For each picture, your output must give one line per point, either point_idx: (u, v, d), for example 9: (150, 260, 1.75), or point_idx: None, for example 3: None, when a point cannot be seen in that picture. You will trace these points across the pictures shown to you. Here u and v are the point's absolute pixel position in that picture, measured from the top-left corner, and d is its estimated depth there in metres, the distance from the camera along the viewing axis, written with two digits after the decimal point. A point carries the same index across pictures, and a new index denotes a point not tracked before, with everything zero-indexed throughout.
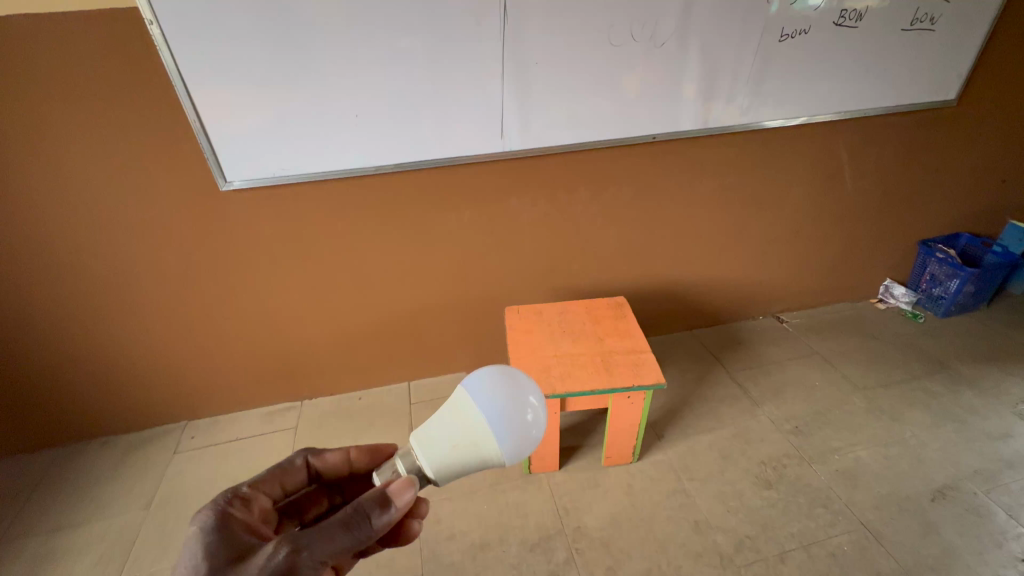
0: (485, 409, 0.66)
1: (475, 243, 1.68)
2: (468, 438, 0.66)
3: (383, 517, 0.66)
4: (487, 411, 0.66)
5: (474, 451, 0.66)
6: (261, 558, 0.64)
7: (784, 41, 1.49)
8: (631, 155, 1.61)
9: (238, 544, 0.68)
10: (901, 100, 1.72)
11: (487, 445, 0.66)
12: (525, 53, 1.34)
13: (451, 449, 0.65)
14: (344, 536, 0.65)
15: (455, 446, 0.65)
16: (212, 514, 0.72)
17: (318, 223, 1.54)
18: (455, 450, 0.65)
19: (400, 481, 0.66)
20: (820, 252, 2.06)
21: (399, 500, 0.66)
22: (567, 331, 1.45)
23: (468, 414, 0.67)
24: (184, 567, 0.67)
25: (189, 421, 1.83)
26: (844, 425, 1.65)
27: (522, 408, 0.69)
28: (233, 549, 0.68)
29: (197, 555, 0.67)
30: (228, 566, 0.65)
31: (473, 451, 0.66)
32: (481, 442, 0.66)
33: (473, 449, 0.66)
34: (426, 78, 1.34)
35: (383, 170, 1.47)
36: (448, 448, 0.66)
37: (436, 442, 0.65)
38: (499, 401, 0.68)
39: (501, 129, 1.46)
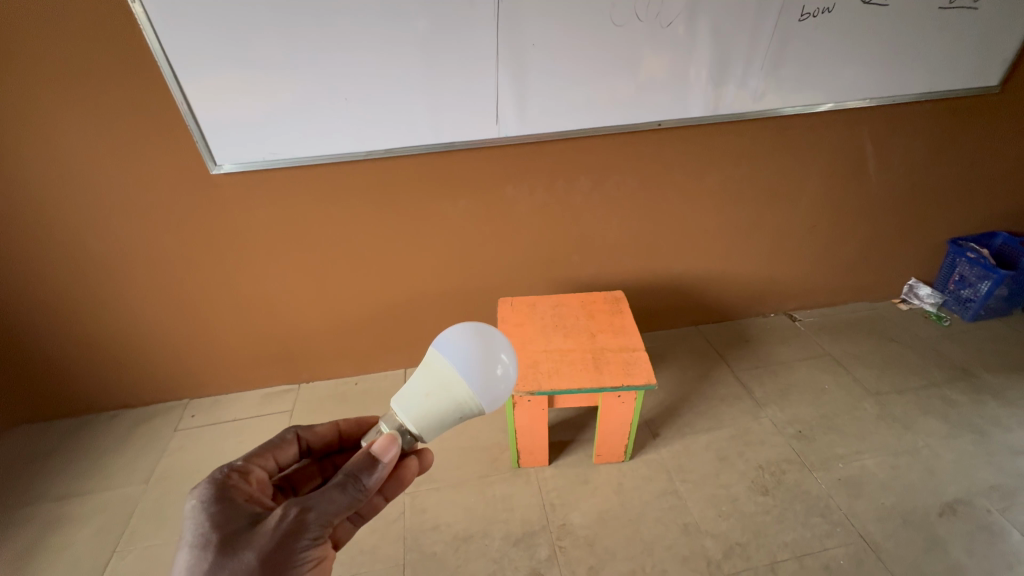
0: (455, 359, 0.75)
1: (472, 232, 1.65)
2: (441, 388, 0.74)
3: (373, 477, 0.75)
4: (456, 362, 0.75)
5: (447, 400, 0.74)
6: (271, 522, 0.73)
7: (804, 21, 1.38)
8: (635, 143, 1.53)
9: (246, 512, 0.76)
10: (934, 86, 1.58)
11: (458, 393, 0.74)
12: (522, 33, 1.28)
13: (426, 399, 0.74)
14: (343, 495, 0.75)
15: (429, 395, 0.74)
16: (214, 489, 0.78)
17: (311, 208, 1.53)
18: (430, 400, 0.74)
19: (383, 438, 0.75)
20: (838, 248, 1.95)
21: (386, 458, 0.75)
22: (559, 325, 1.41)
23: (441, 369, 0.76)
24: (197, 537, 0.73)
25: (191, 399, 1.87)
26: (851, 431, 1.58)
27: (490, 361, 0.77)
28: (241, 515, 0.76)
29: (209, 524, 0.74)
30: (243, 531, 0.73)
31: (446, 400, 0.74)
32: (452, 390, 0.74)
33: (445, 399, 0.74)
34: (418, 61, 1.29)
35: (376, 155, 1.43)
36: (423, 399, 0.74)
37: (411, 393, 0.74)
38: (468, 353, 0.76)
39: (496, 114, 1.40)
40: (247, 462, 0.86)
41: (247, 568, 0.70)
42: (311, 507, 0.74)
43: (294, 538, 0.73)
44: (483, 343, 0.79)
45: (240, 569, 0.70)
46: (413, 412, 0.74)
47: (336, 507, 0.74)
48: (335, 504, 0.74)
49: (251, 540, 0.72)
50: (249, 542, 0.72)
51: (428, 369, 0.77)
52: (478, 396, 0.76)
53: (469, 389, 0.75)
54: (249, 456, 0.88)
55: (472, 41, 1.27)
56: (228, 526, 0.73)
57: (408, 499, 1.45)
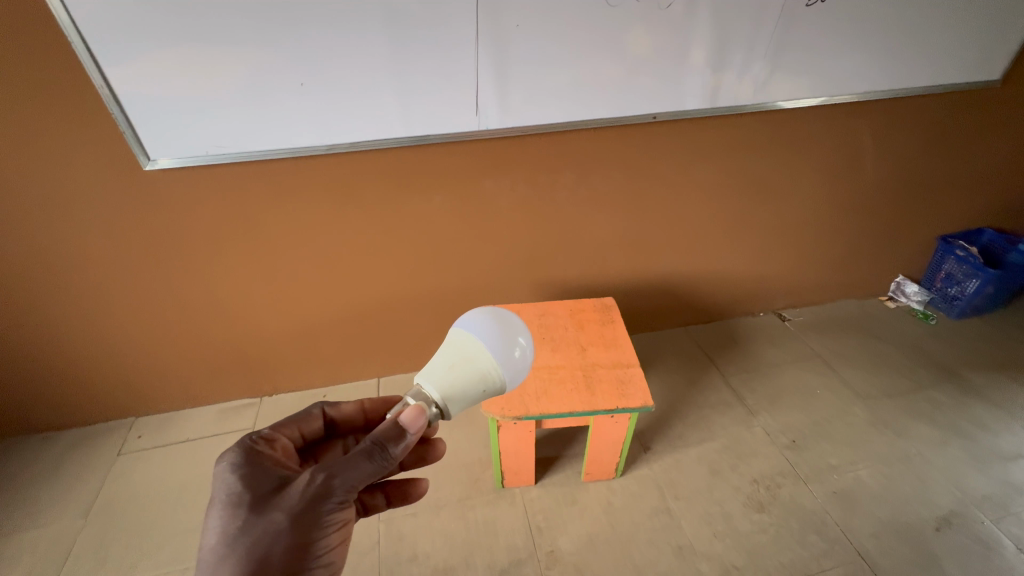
0: (478, 335, 0.76)
1: (449, 232, 1.49)
2: (467, 362, 0.74)
3: (399, 446, 0.71)
4: (480, 338, 0.76)
5: (473, 375, 0.73)
6: (298, 486, 0.72)
7: (812, 5, 1.26)
8: (627, 135, 1.40)
9: (271, 476, 0.74)
10: (938, 79, 1.50)
11: (483, 368, 0.74)
12: (504, 10, 1.12)
13: (451, 373, 0.73)
14: (369, 464, 0.72)
15: (455, 369, 0.73)
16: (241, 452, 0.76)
17: (264, 207, 1.34)
18: (456, 373, 0.73)
19: (410, 408, 0.70)
20: (830, 246, 1.88)
21: (413, 431, 0.70)
22: (546, 339, 1.29)
23: (464, 346, 0.77)
24: (224, 498, 0.73)
25: (138, 417, 1.68)
26: (843, 439, 1.53)
27: (510, 341, 0.79)
28: (268, 479, 0.74)
29: (236, 486, 0.73)
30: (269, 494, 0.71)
31: (471, 376, 0.73)
32: (477, 365, 0.74)
33: (471, 374, 0.73)
34: (385, 39, 1.11)
35: (338, 148, 1.26)
36: (449, 373, 0.73)
37: (436, 367, 0.72)
38: (489, 331, 0.78)
39: (475, 103, 1.24)
40: (275, 431, 0.83)
41: (275, 529, 0.69)
42: (336, 474, 0.71)
43: (321, 503, 0.71)
44: (502, 324, 0.81)
45: (269, 530, 0.69)
46: (438, 387, 0.72)
47: (362, 476, 0.72)
48: (361, 472, 0.71)
49: (279, 502, 0.71)
50: (276, 504, 0.70)
51: (450, 346, 0.76)
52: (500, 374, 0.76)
53: (493, 364, 0.75)
54: (275, 424, 0.84)
55: (447, 19, 1.10)
56: (256, 489, 0.72)
57: (383, 527, 1.33)
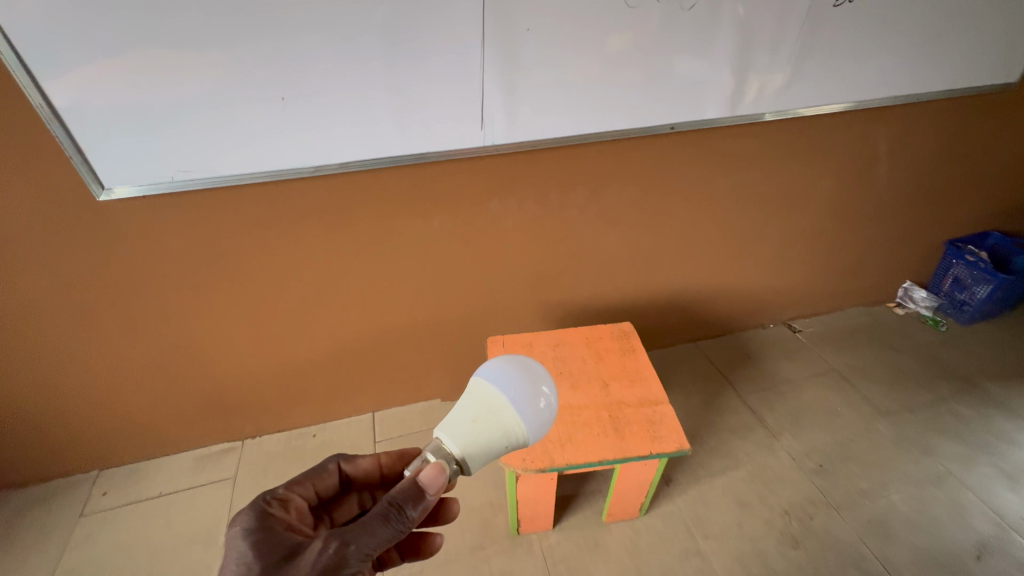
0: (501, 384, 0.68)
1: (448, 256, 1.35)
2: (488, 414, 0.66)
3: (418, 508, 0.66)
4: (502, 386, 0.68)
5: (495, 427, 0.66)
6: (312, 553, 0.67)
7: (839, 6, 1.17)
8: (642, 148, 1.29)
9: (282, 544, 0.68)
10: (959, 82, 1.43)
11: (505, 421, 0.66)
12: (513, 12, 0.99)
13: (472, 426, 0.65)
14: (387, 527, 0.67)
15: (476, 422, 0.65)
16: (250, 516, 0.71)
17: (240, 236, 1.18)
18: (477, 426, 0.65)
19: (430, 467, 0.63)
20: (843, 255, 1.81)
21: (431, 494, 0.65)
22: (564, 375, 1.18)
23: (487, 394, 0.69)
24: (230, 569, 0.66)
25: (102, 470, 1.50)
26: (871, 460, 1.46)
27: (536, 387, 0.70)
28: (277, 547, 0.69)
29: (243, 556, 0.67)
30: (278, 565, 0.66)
31: (494, 429, 0.66)
32: (499, 416, 0.66)
33: (493, 427, 0.66)
34: (378, 47, 0.97)
35: (326, 170, 1.12)
36: (469, 425, 0.65)
37: (456, 419, 0.65)
38: (512, 378, 0.69)
39: (480, 116, 1.11)
40: (288, 487, 0.78)
41: None
42: (352, 539, 0.67)
43: (334, 573, 0.66)
44: (526, 367, 0.72)
45: None
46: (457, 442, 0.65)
47: (379, 540, 0.67)
48: (379, 536, 0.67)
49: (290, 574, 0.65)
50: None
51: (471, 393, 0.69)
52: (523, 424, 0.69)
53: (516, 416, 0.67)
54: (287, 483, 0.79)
55: (450, 24, 0.98)
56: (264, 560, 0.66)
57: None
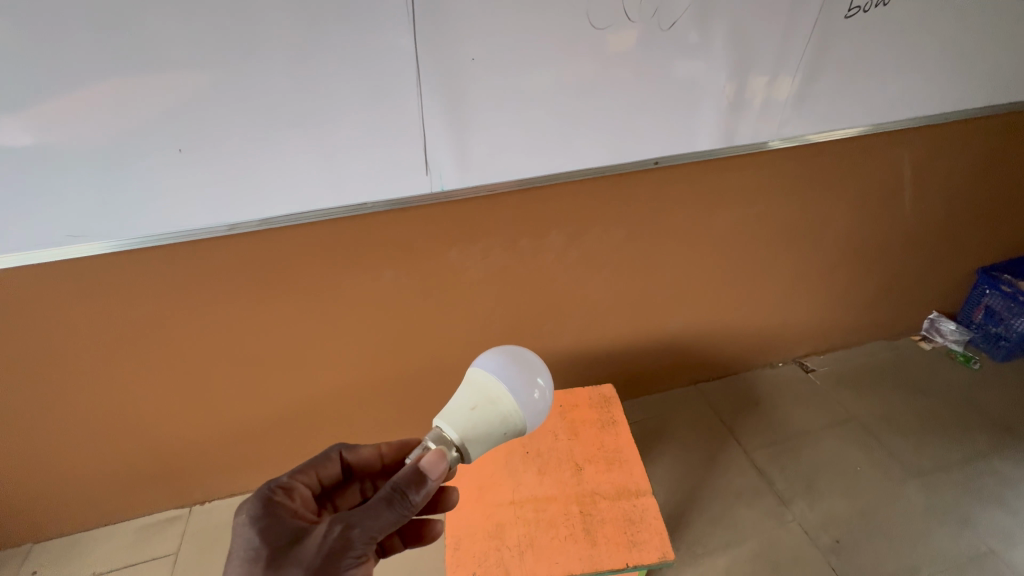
0: (497, 372, 0.66)
1: (403, 310, 1.18)
2: (486, 400, 0.63)
3: (420, 493, 0.58)
4: (498, 375, 0.66)
5: (493, 414, 0.62)
6: (315, 541, 0.59)
7: (852, 17, 0.99)
8: (623, 185, 1.12)
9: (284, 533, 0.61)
10: (997, 96, 1.23)
11: (505, 406, 0.63)
12: (454, 39, 0.84)
13: (469, 415, 0.61)
14: (391, 512, 0.59)
15: (473, 410, 0.61)
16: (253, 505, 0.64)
17: (155, 300, 1.03)
18: (475, 413, 0.61)
19: (429, 454, 0.58)
20: (860, 287, 1.61)
21: (433, 479, 0.58)
22: (530, 456, 1.01)
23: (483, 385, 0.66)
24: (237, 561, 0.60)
25: (34, 543, 1.36)
26: (898, 535, 1.26)
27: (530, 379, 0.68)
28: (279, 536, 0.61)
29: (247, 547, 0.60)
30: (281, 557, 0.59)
31: (492, 417, 0.62)
32: (497, 403, 0.63)
33: (490, 414, 0.62)
34: (293, 84, 0.83)
35: (245, 228, 0.96)
36: (468, 413, 0.61)
37: (453, 407, 0.61)
38: (507, 368, 0.67)
39: (424, 160, 0.95)
40: (293, 475, 0.69)
41: None
42: (353, 525, 0.59)
43: (338, 559, 0.58)
44: (520, 360, 0.71)
45: None
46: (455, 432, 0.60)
47: (383, 526, 0.59)
48: (384, 521, 0.59)
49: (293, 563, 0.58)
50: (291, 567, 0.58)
51: (467, 386, 0.66)
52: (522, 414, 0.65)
53: (514, 403, 0.64)
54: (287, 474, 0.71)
55: (379, 56, 0.83)
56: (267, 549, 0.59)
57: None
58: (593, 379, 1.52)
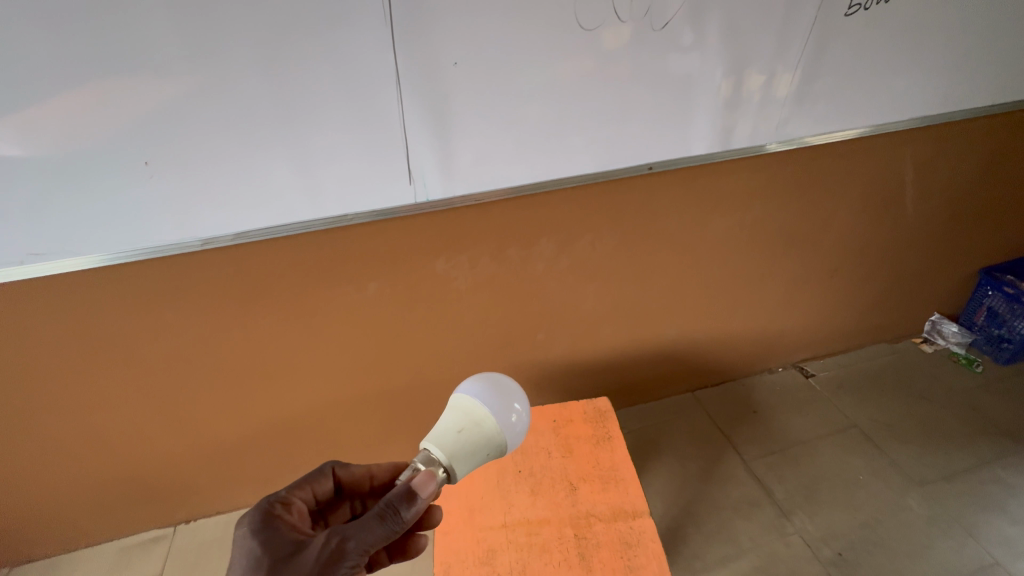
0: (480, 393, 0.65)
1: (391, 323, 1.14)
2: (472, 422, 0.61)
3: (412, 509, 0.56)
4: (480, 395, 0.65)
5: (480, 436, 0.61)
6: (310, 554, 0.57)
7: (853, 14, 0.95)
8: (616, 193, 1.08)
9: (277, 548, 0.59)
10: (1002, 95, 1.19)
11: (489, 427, 0.62)
12: (433, 42, 0.79)
13: (455, 437, 0.60)
14: (384, 526, 0.57)
15: (459, 433, 0.60)
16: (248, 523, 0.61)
17: (127, 318, 0.98)
18: (461, 437, 0.60)
19: (419, 474, 0.57)
20: (861, 291, 1.57)
21: (426, 495, 0.56)
22: (522, 475, 0.98)
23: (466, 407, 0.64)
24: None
25: (12, 567, 1.32)
26: (901, 547, 1.23)
27: (512, 396, 0.68)
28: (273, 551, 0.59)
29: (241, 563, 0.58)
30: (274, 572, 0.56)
31: (479, 440, 0.61)
32: (482, 424, 0.62)
33: (477, 437, 0.61)
34: (265, 91, 0.78)
35: (218, 242, 0.91)
36: (452, 437, 0.60)
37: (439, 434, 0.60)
38: (489, 387, 0.67)
39: (408, 170, 0.91)
40: (290, 490, 0.67)
41: None
42: (346, 538, 0.56)
43: (331, 573, 0.56)
44: (500, 382, 0.70)
45: None
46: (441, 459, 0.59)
47: (377, 541, 0.57)
48: (377, 536, 0.56)
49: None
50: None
51: (449, 408, 0.65)
52: (504, 435, 0.64)
53: (498, 424, 0.63)
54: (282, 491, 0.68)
55: (356, 60, 0.78)
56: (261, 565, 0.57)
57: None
58: (589, 389, 1.48)
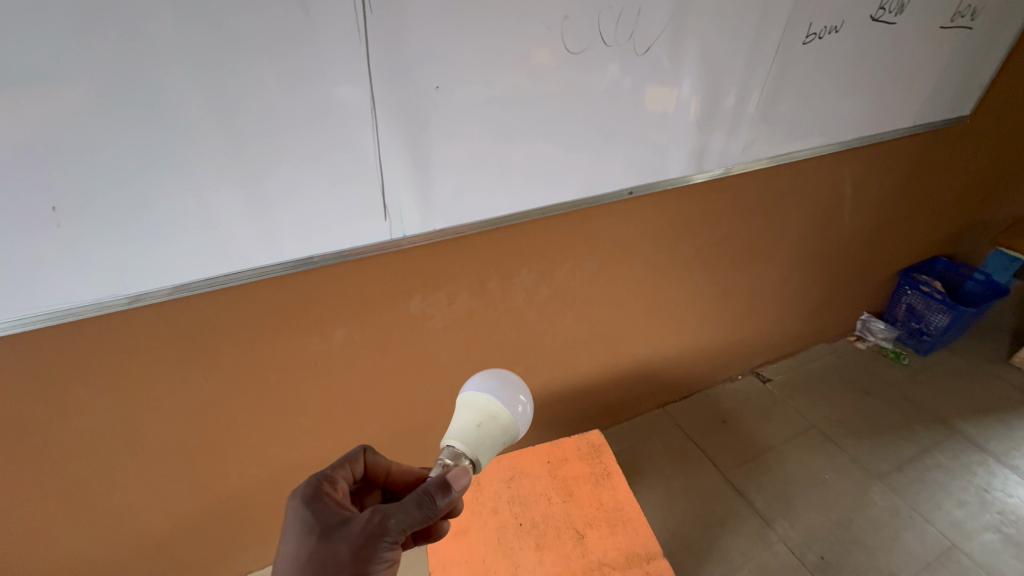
0: (490, 386, 0.60)
1: (361, 371, 1.02)
2: (490, 414, 0.57)
3: (447, 499, 0.52)
4: (490, 387, 0.60)
5: (502, 427, 0.57)
6: (353, 529, 0.54)
7: (809, 43, 1.01)
8: (596, 219, 1.05)
9: (320, 523, 0.56)
10: (920, 117, 1.33)
11: (507, 416, 0.58)
12: (411, 64, 0.71)
13: (477, 432, 0.56)
14: (422, 510, 0.53)
15: (480, 427, 0.56)
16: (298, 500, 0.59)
17: (21, 405, 0.77)
18: (483, 431, 0.56)
19: (451, 470, 0.53)
20: (807, 297, 1.67)
21: (461, 486, 0.53)
22: (525, 529, 0.90)
23: (478, 401, 0.59)
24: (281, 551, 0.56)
25: None
26: (874, 542, 1.29)
27: (517, 385, 0.64)
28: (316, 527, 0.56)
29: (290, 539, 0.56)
30: (317, 550, 0.54)
31: (496, 432, 0.57)
32: (500, 416, 0.58)
33: (494, 429, 0.57)
34: (215, 116, 0.66)
35: (150, 298, 0.76)
36: (473, 431, 0.56)
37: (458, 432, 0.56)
38: (496, 378, 0.63)
39: (383, 203, 0.82)
40: (334, 469, 0.64)
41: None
42: (386, 516, 0.54)
43: (375, 551, 0.53)
44: (503, 373, 0.66)
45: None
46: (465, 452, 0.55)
47: (415, 523, 0.53)
48: (414, 518, 0.53)
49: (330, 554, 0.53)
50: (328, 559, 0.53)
51: (459, 406, 0.60)
52: (519, 423, 0.61)
53: (513, 414, 0.59)
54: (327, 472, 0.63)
55: (325, 83, 0.68)
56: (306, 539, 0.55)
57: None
58: (568, 416, 1.43)
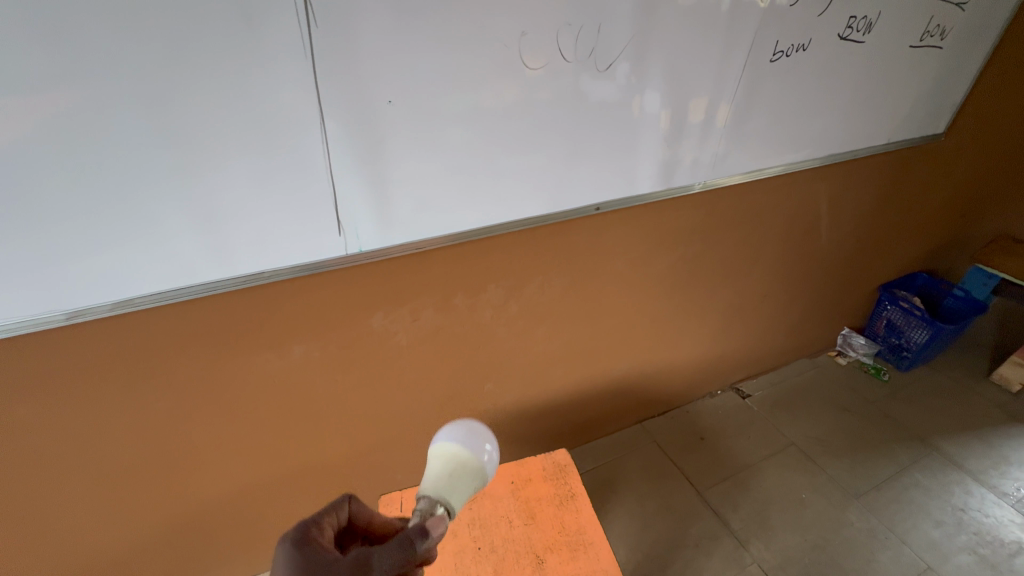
0: (458, 434, 0.61)
1: (322, 388, 1.00)
2: (459, 463, 0.59)
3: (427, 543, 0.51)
4: (457, 436, 0.61)
5: (471, 474, 0.58)
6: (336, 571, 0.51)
7: (777, 60, 1.00)
8: (564, 235, 1.04)
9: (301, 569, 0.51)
10: (894, 134, 1.33)
11: (475, 463, 0.59)
12: (363, 78, 0.70)
13: (447, 482, 0.57)
14: (403, 552, 0.51)
15: (450, 476, 0.58)
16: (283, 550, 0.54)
17: None
18: (454, 479, 0.57)
19: (431, 518, 0.53)
20: (786, 312, 1.66)
21: (438, 534, 0.52)
22: (483, 554, 0.87)
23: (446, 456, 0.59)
24: None
25: None
26: (849, 563, 1.28)
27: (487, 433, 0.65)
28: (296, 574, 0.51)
29: None
30: None
31: (465, 481, 0.58)
32: (469, 463, 0.59)
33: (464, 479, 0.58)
34: (154, 130, 0.64)
35: (88, 315, 0.73)
36: (443, 481, 0.57)
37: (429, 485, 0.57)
38: (464, 426, 0.63)
39: (337, 218, 0.80)
40: (320, 516, 0.60)
41: None
42: (369, 555, 0.51)
43: None
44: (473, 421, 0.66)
45: None
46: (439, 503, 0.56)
47: (394, 567, 0.51)
48: (395, 561, 0.51)
49: None
50: None
51: (430, 457, 0.61)
52: (488, 470, 0.62)
53: (480, 460, 0.60)
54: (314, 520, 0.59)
55: (270, 97, 0.67)
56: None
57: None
58: (541, 433, 1.41)
